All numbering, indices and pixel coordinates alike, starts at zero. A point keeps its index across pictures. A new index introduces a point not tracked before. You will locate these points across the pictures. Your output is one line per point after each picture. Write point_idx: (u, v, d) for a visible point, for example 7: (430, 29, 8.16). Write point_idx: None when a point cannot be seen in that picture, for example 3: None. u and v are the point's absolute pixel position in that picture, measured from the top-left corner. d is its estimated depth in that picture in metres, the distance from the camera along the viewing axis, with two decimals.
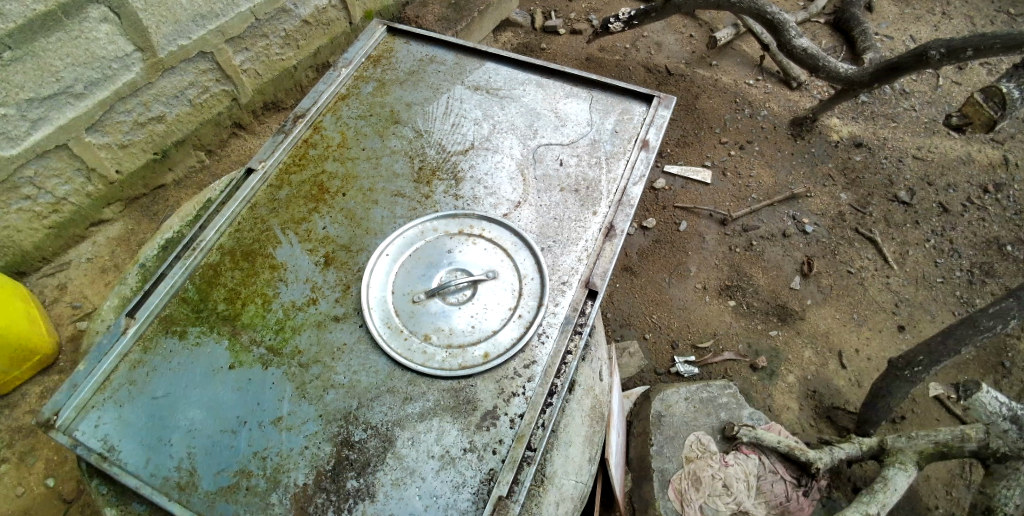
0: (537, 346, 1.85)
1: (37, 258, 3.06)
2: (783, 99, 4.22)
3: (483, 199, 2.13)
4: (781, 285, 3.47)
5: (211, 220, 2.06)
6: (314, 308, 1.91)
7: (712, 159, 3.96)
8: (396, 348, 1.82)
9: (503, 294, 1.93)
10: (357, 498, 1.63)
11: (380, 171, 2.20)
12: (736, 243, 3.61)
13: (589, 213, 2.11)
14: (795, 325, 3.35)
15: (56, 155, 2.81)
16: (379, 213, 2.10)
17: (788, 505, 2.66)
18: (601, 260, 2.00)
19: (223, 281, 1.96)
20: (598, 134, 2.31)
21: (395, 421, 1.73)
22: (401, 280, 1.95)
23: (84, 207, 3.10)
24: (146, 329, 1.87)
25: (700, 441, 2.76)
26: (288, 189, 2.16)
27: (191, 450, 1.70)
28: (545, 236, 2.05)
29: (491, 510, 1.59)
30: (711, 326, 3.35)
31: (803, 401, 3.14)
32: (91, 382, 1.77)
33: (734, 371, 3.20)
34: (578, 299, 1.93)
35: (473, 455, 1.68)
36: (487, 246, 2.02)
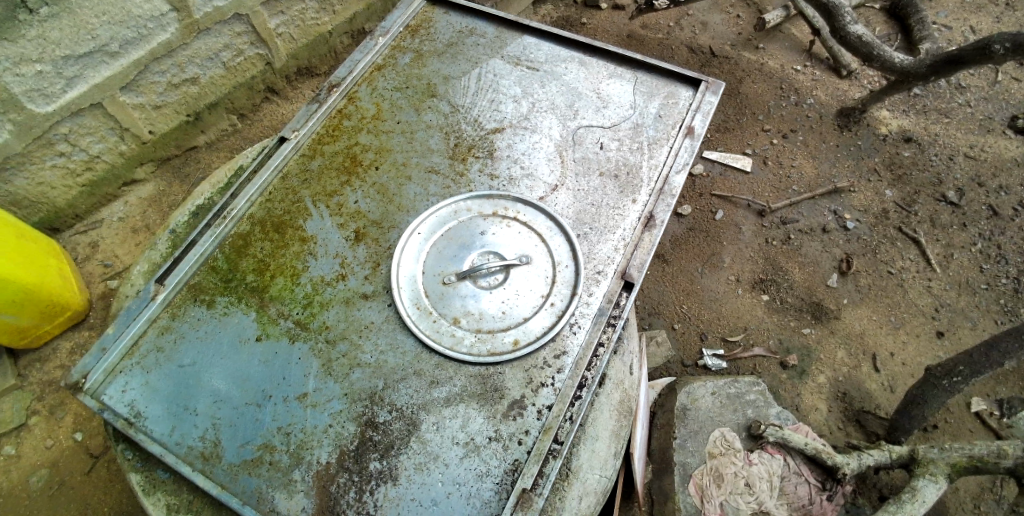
0: (569, 336, 1.80)
1: (70, 215, 3.09)
2: (832, 87, 4.03)
3: (519, 181, 2.06)
4: (817, 282, 3.36)
5: (242, 189, 2.03)
6: (343, 284, 1.87)
7: (753, 147, 3.81)
8: (424, 330, 1.79)
9: (536, 280, 1.88)
10: (379, 480, 1.62)
11: (414, 146, 2.14)
12: (774, 236, 3.49)
13: (628, 201, 2.03)
14: (829, 324, 3.25)
15: (90, 114, 2.81)
16: (412, 189, 2.05)
17: (811, 509, 2.61)
18: (639, 251, 1.93)
19: (253, 251, 1.94)
20: (641, 118, 2.21)
21: (420, 405, 1.69)
22: (432, 260, 1.91)
23: (117, 166, 3.10)
24: (175, 296, 1.86)
25: (725, 437, 2.69)
26: (320, 160, 2.11)
27: (216, 421, 1.69)
28: (582, 223, 1.98)
29: (515, 502, 1.57)
30: (742, 320, 3.26)
31: (832, 402, 3.05)
32: (119, 347, 1.77)
33: (763, 368, 3.13)
34: (613, 290, 1.86)
35: (498, 444, 1.65)
36: (521, 230, 1.96)
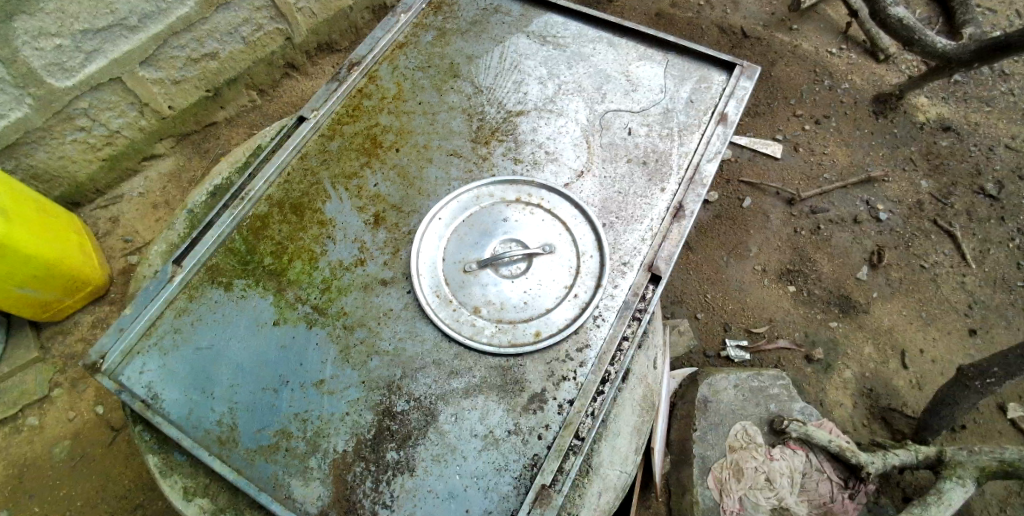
0: (592, 329, 1.75)
1: (91, 189, 3.09)
2: (868, 72, 3.86)
3: (543, 166, 1.99)
4: (846, 275, 3.25)
5: (261, 169, 1.99)
6: (362, 269, 1.84)
7: (784, 132, 3.68)
8: (444, 319, 1.75)
9: (559, 270, 1.82)
10: (396, 471, 1.59)
11: (436, 128, 2.08)
12: (803, 226, 3.38)
13: (656, 189, 1.96)
14: (857, 318, 3.16)
15: (110, 89, 2.78)
16: (433, 172, 1.99)
17: (832, 506, 2.56)
18: (667, 243, 1.86)
19: (272, 233, 1.90)
20: (672, 103, 2.12)
21: (439, 395, 1.66)
22: (453, 247, 1.86)
23: (137, 141, 3.08)
24: (192, 278, 1.84)
25: (746, 431, 2.64)
26: (340, 140, 2.06)
27: (233, 405, 1.67)
28: (608, 211, 1.92)
29: (534, 498, 1.53)
30: (767, 311, 3.18)
31: (857, 398, 2.98)
32: (137, 327, 1.75)
33: (787, 361, 3.05)
34: (639, 282, 1.80)
35: (517, 438, 1.61)
36: (545, 217, 1.90)
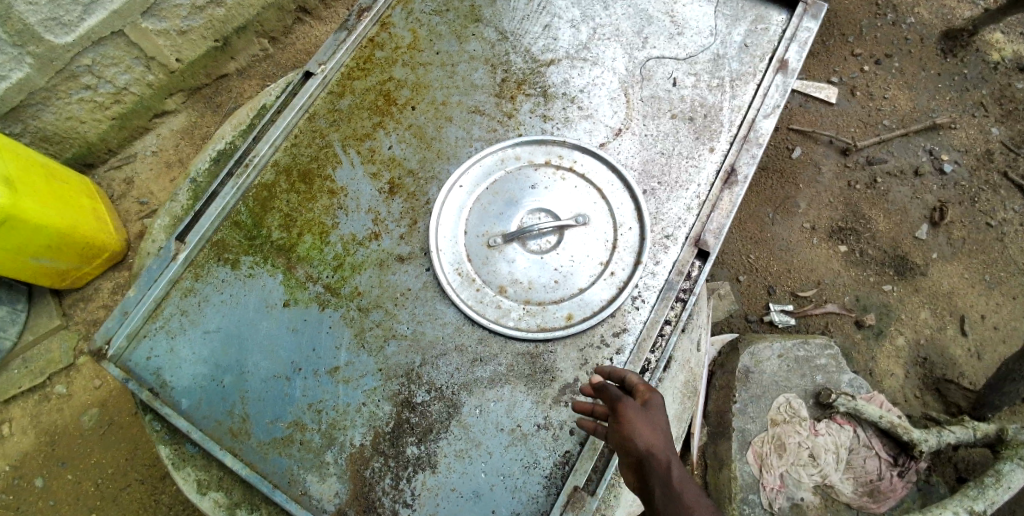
0: (630, 311, 1.58)
1: (103, 149, 2.96)
2: (937, 3, 3.38)
3: (575, 123, 1.77)
4: (904, 233, 2.97)
5: (266, 132, 1.82)
6: (376, 244, 1.68)
7: (840, 74, 3.29)
8: (466, 300, 1.59)
9: (594, 244, 1.64)
10: (416, 467, 1.49)
11: (455, 81, 1.85)
12: (858, 179, 3.06)
13: (705, 149, 1.73)
14: (913, 282, 2.90)
15: (113, 43, 2.59)
16: (453, 132, 1.79)
17: (880, 484, 2.41)
18: (716, 213, 1.65)
19: (279, 204, 1.75)
20: (723, 48, 1.85)
21: (462, 385, 1.53)
22: (475, 218, 1.68)
23: (146, 97, 2.92)
24: (197, 255, 1.72)
25: (790, 404, 2.44)
26: (350, 98, 1.86)
27: (243, 395, 1.57)
28: (649, 175, 1.70)
29: (565, 501, 1.41)
30: (815, 273, 2.93)
31: (911, 368, 2.77)
32: (141, 310, 1.66)
33: (836, 327, 2.83)
34: (684, 259, 1.61)
35: (547, 433, 1.48)
36: (577, 183, 1.70)
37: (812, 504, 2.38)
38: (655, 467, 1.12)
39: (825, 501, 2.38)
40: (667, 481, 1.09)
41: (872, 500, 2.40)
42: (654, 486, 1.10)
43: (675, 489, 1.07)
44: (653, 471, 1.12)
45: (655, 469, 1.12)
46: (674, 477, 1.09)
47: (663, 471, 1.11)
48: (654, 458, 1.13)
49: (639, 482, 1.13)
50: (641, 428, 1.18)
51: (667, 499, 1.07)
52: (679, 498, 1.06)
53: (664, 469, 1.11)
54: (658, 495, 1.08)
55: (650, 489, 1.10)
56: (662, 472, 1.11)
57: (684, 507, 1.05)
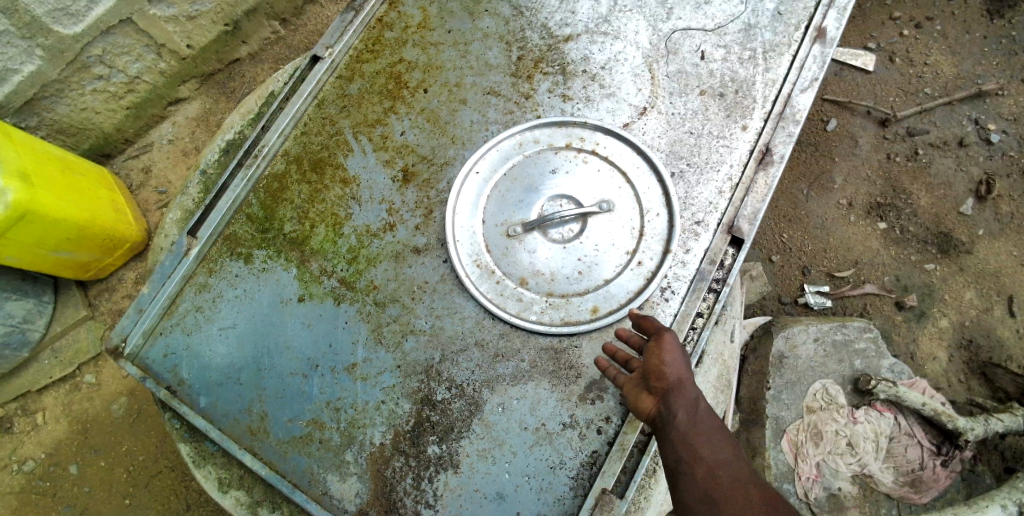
0: (660, 303, 1.49)
1: (120, 139, 2.91)
2: None
3: (597, 102, 1.67)
4: (947, 208, 2.75)
5: (274, 120, 1.75)
6: (391, 235, 1.61)
7: (877, 40, 3.00)
8: (486, 293, 1.52)
9: (619, 232, 1.55)
10: (438, 467, 1.44)
11: (469, 61, 1.75)
12: (898, 152, 2.83)
13: (737, 128, 1.61)
14: (957, 260, 2.69)
15: (122, 31, 2.51)
16: (467, 116, 1.70)
17: (921, 474, 2.30)
18: (750, 197, 1.54)
19: (290, 196, 1.69)
20: (755, 16, 1.70)
21: (483, 381, 1.47)
22: (493, 207, 1.60)
23: (159, 86, 2.84)
24: (209, 250, 1.68)
25: (827, 391, 2.32)
26: (360, 82, 1.78)
27: (261, 393, 1.53)
28: (677, 157, 1.60)
29: (593, 504, 1.34)
30: (852, 252, 2.75)
31: (954, 351, 2.61)
32: (157, 306, 1.63)
33: (874, 308, 2.67)
34: (717, 247, 1.51)
35: (574, 432, 1.42)
36: (600, 167, 1.60)
37: (850, 493, 2.28)
38: (682, 395, 1.22)
39: (863, 490, 2.29)
40: (692, 407, 1.20)
41: (913, 490, 2.29)
42: (679, 409, 1.20)
43: (698, 414, 1.19)
44: (680, 397, 1.22)
45: (682, 396, 1.22)
46: (699, 405, 1.21)
47: (688, 399, 1.21)
48: (682, 387, 1.23)
49: (662, 406, 1.22)
50: (675, 362, 1.27)
51: (690, 421, 1.18)
52: (702, 421, 1.18)
53: (690, 397, 1.22)
54: (682, 416, 1.19)
55: (674, 411, 1.20)
56: (687, 399, 1.21)
57: (704, 428, 1.17)
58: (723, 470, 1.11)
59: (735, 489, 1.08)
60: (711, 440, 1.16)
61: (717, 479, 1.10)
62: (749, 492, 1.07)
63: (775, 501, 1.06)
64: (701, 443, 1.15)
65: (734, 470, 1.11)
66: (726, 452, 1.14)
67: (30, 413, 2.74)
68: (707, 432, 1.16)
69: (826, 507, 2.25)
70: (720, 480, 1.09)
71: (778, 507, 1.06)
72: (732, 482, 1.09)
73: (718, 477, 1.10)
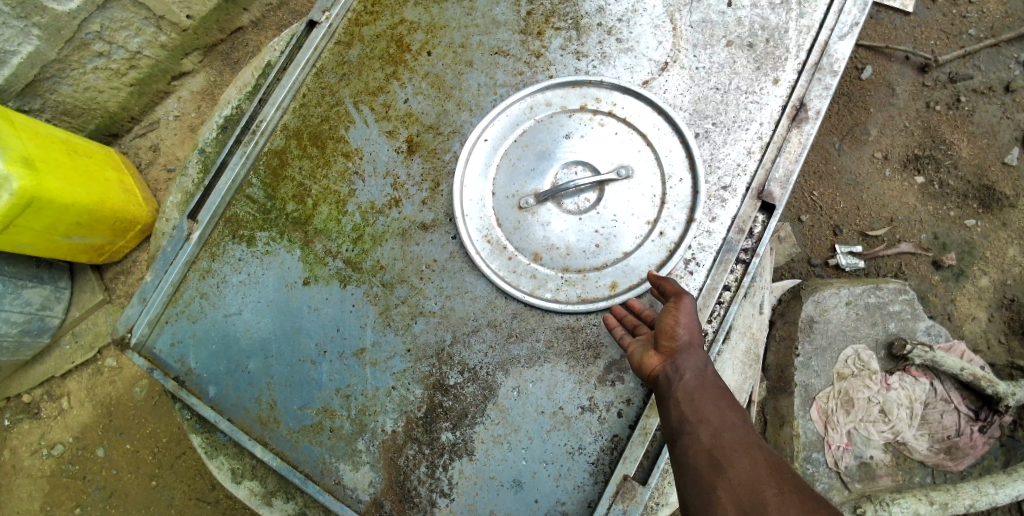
0: (683, 277, 1.40)
1: (126, 118, 2.82)
2: None
3: (614, 59, 1.53)
4: (991, 159, 2.53)
5: (271, 93, 1.66)
6: (397, 212, 1.53)
7: None
8: (497, 270, 1.44)
9: (639, 201, 1.44)
10: (452, 454, 1.39)
11: (474, 19, 1.62)
12: (938, 99, 2.60)
13: (767, 81, 1.48)
14: (1001, 215, 2.49)
15: (119, 4, 2.36)
16: (474, 79, 1.58)
17: (958, 441, 2.21)
18: (782, 158, 1.42)
19: (291, 172, 1.61)
20: None
21: (497, 364, 1.40)
22: (504, 177, 1.50)
23: (162, 60, 2.71)
24: (211, 233, 1.62)
25: (858, 356, 2.19)
26: (359, 48, 1.67)
27: (270, 380, 1.50)
28: (702, 115, 1.47)
29: (614, 492, 1.28)
30: (887, 209, 2.56)
31: (995, 311, 2.44)
32: (160, 295, 1.59)
33: (911, 268, 2.49)
34: (746, 214, 1.40)
35: (593, 416, 1.35)
36: (618, 130, 1.49)
37: (882, 462, 2.19)
38: (691, 357, 1.15)
39: (896, 459, 2.20)
40: (699, 370, 1.13)
41: (948, 458, 2.20)
42: (686, 370, 1.13)
43: (704, 377, 1.12)
44: (689, 359, 1.14)
45: (691, 358, 1.15)
46: (707, 369, 1.13)
47: (697, 361, 1.14)
48: (692, 349, 1.16)
49: (668, 365, 1.15)
50: (688, 326, 1.20)
51: (697, 383, 1.11)
52: (708, 384, 1.11)
53: (699, 360, 1.14)
54: (689, 378, 1.11)
55: (681, 372, 1.13)
56: (696, 362, 1.14)
57: (710, 391, 1.09)
58: (728, 431, 1.03)
59: (740, 450, 0.99)
60: (717, 402, 1.08)
61: (721, 441, 1.02)
62: (755, 455, 0.98)
63: (781, 467, 0.96)
64: (706, 404, 1.07)
65: (740, 433, 1.03)
66: (732, 416, 1.06)
67: (56, 398, 2.77)
68: (714, 395, 1.09)
69: (857, 477, 2.17)
70: (724, 441, 1.01)
71: (786, 474, 0.97)
72: (736, 444, 1.01)
73: (723, 438, 1.02)
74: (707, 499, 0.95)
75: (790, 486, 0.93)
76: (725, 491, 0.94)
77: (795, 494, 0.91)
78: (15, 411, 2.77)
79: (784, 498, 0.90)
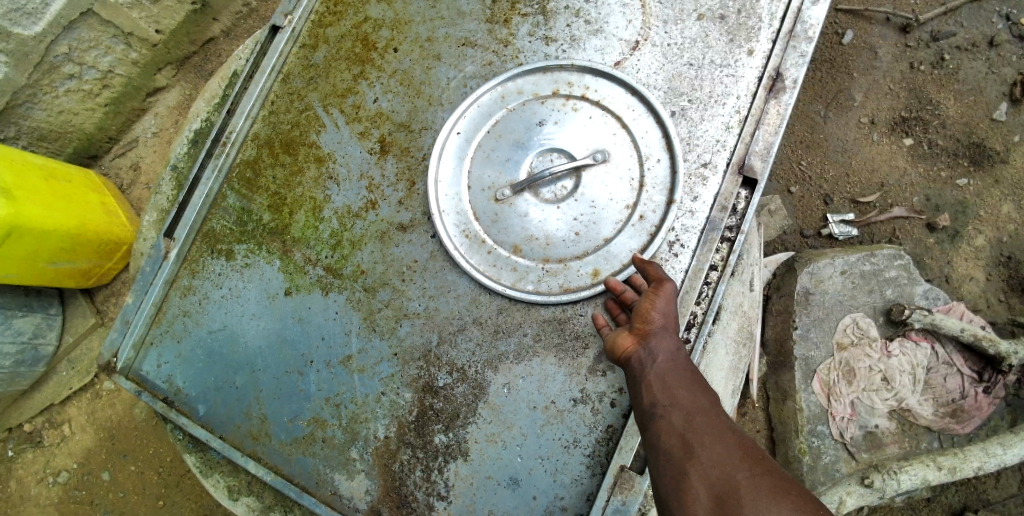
0: (668, 260, 1.37)
1: (103, 138, 2.78)
2: None
3: (584, 41, 1.50)
4: (979, 116, 2.49)
5: (238, 103, 1.63)
6: (374, 215, 1.50)
7: None
8: (478, 266, 1.42)
9: (617, 185, 1.41)
10: (447, 456, 1.37)
11: (439, 11, 1.58)
12: (922, 59, 2.55)
13: (742, 53, 1.43)
14: (993, 172, 2.46)
15: (85, 24, 2.29)
16: (443, 73, 1.55)
17: (963, 404, 2.18)
18: (761, 130, 1.39)
19: (265, 182, 1.58)
20: None
21: (485, 362, 1.38)
22: (479, 170, 1.47)
23: (134, 77, 2.66)
24: (189, 250, 1.60)
25: (857, 324, 2.16)
26: (325, 49, 1.64)
27: (259, 394, 1.48)
28: (677, 93, 1.44)
29: (611, 483, 1.26)
30: (877, 174, 2.52)
31: (992, 269, 2.41)
32: (143, 316, 1.57)
33: (905, 232, 2.46)
34: (728, 190, 1.37)
35: (585, 408, 1.32)
36: (591, 114, 1.46)
37: (888, 430, 2.16)
38: (664, 340, 1.17)
39: (902, 426, 2.18)
40: (672, 354, 1.15)
41: (955, 421, 2.17)
42: (660, 353, 1.15)
43: (676, 361, 1.15)
44: (662, 342, 1.16)
45: (664, 341, 1.17)
46: (679, 353, 1.16)
47: (670, 344, 1.16)
48: (665, 332, 1.18)
49: (642, 347, 1.17)
50: (665, 311, 1.20)
51: (669, 366, 1.14)
52: (680, 367, 1.14)
53: (671, 343, 1.17)
54: (662, 361, 1.14)
55: (655, 355, 1.15)
56: (669, 345, 1.16)
57: (682, 373, 1.13)
58: (699, 414, 1.06)
59: (713, 433, 1.02)
60: (688, 385, 1.11)
61: (693, 425, 1.04)
62: (727, 438, 1.01)
63: (753, 449, 0.99)
64: (678, 388, 1.11)
65: (711, 416, 1.06)
66: (704, 398, 1.09)
67: (57, 424, 2.75)
68: (685, 378, 1.13)
69: (863, 446, 2.14)
70: (697, 425, 1.04)
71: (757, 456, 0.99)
72: (707, 427, 1.03)
73: (695, 422, 1.04)
74: (679, 481, 0.98)
75: (760, 469, 0.95)
76: (697, 473, 0.97)
77: (765, 476, 0.93)
78: (18, 441, 2.76)
79: (755, 481, 0.93)
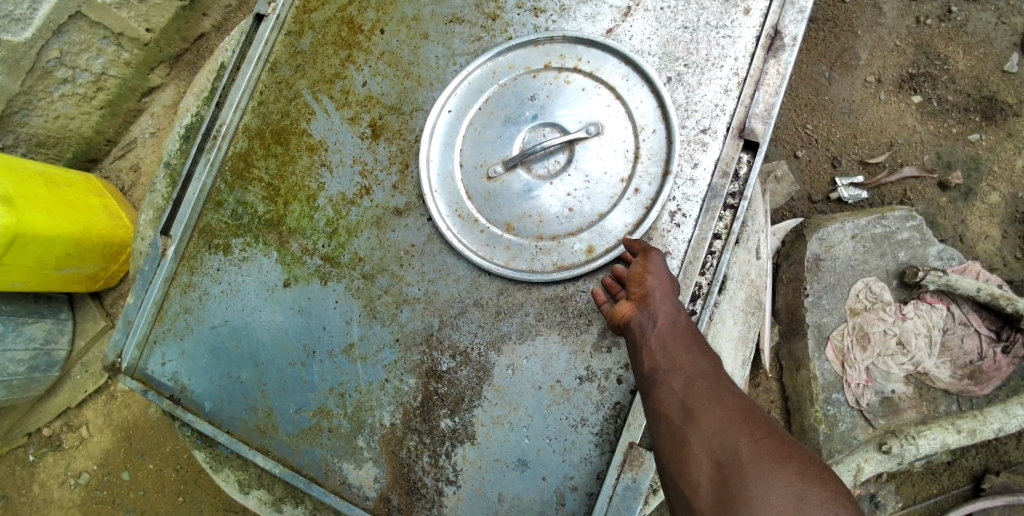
0: (669, 231, 1.33)
1: (102, 141, 2.76)
2: None
3: (574, 10, 1.45)
4: (989, 68, 2.41)
5: (227, 95, 1.61)
6: (368, 201, 1.48)
7: None
8: (472, 246, 1.39)
9: (612, 157, 1.37)
10: (454, 440, 1.36)
11: None
12: (928, 13, 2.47)
13: (739, 12, 1.38)
14: (1006, 126, 2.38)
15: (75, 27, 2.26)
16: (432, 52, 1.51)
17: (981, 365, 2.12)
18: (761, 91, 1.34)
19: (258, 173, 1.56)
20: None
21: (488, 344, 1.36)
22: (470, 148, 1.44)
23: (128, 78, 2.62)
24: (186, 246, 1.58)
25: (870, 289, 2.11)
26: (311, 35, 1.60)
27: (264, 388, 1.47)
28: (672, 58, 1.39)
29: (621, 460, 1.24)
30: (886, 134, 2.45)
31: (1008, 227, 2.34)
32: (145, 315, 1.57)
33: (916, 193, 2.40)
34: (729, 155, 1.32)
35: (592, 385, 1.30)
36: (584, 85, 1.41)
37: (905, 395, 2.12)
38: (662, 304, 1.14)
39: (919, 390, 2.13)
40: (671, 318, 1.12)
41: (973, 383, 2.12)
42: (659, 317, 1.13)
43: (676, 325, 1.11)
44: (661, 306, 1.14)
45: (662, 306, 1.14)
46: (678, 316, 1.13)
47: (668, 309, 1.14)
48: (664, 296, 1.15)
49: (640, 313, 1.15)
50: (660, 276, 1.18)
51: (669, 329, 1.11)
52: (679, 330, 1.10)
53: (670, 308, 1.14)
54: (662, 325, 1.11)
55: (654, 318, 1.13)
56: (668, 308, 1.14)
57: (683, 337, 1.09)
58: (700, 379, 1.02)
59: (713, 397, 0.98)
60: (689, 349, 1.08)
61: (693, 389, 1.01)
62: (727, 402, 0.97)
63: (756, 412, 0.95)
64: (679, 352, 1.07)
65: (712, 381, 1.02)
66: (705, 362, 1.05)
67: (75, 427, 2.78)
68: (686, 342, 1.09)
69: (880, 412, 2.11)
70: (697, 390, 1.00)
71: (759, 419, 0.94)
72: (707, 391, 0.99)
73: (694, 387, 1.01)
74: (679, 446, 0.95)
75: (761, 432, 0.90)
76: (696, 439, 0.93)
77: (766, 439, 0.88)
78: (38, 445, 2.79)
79: (756, 444, 0.88)
